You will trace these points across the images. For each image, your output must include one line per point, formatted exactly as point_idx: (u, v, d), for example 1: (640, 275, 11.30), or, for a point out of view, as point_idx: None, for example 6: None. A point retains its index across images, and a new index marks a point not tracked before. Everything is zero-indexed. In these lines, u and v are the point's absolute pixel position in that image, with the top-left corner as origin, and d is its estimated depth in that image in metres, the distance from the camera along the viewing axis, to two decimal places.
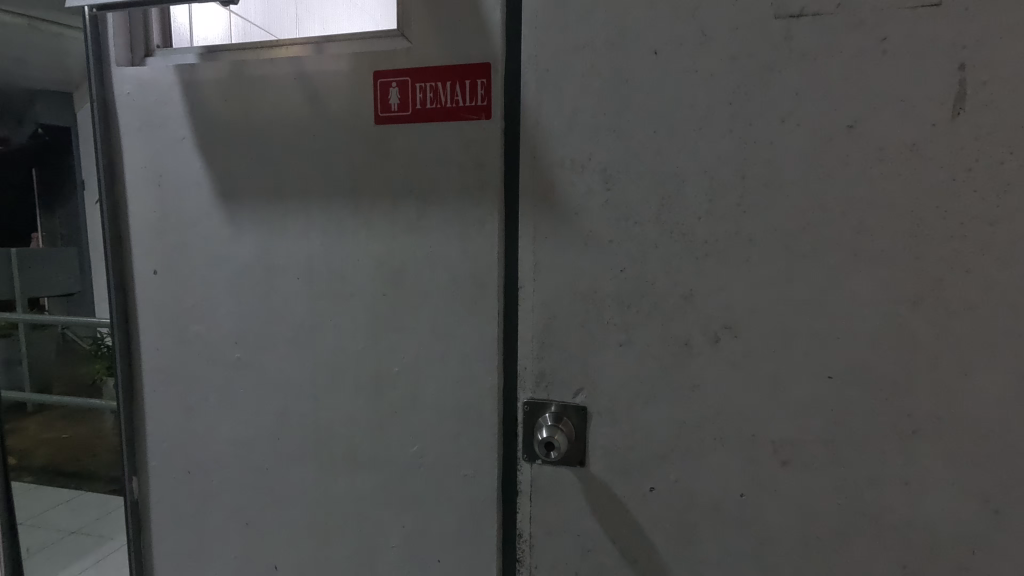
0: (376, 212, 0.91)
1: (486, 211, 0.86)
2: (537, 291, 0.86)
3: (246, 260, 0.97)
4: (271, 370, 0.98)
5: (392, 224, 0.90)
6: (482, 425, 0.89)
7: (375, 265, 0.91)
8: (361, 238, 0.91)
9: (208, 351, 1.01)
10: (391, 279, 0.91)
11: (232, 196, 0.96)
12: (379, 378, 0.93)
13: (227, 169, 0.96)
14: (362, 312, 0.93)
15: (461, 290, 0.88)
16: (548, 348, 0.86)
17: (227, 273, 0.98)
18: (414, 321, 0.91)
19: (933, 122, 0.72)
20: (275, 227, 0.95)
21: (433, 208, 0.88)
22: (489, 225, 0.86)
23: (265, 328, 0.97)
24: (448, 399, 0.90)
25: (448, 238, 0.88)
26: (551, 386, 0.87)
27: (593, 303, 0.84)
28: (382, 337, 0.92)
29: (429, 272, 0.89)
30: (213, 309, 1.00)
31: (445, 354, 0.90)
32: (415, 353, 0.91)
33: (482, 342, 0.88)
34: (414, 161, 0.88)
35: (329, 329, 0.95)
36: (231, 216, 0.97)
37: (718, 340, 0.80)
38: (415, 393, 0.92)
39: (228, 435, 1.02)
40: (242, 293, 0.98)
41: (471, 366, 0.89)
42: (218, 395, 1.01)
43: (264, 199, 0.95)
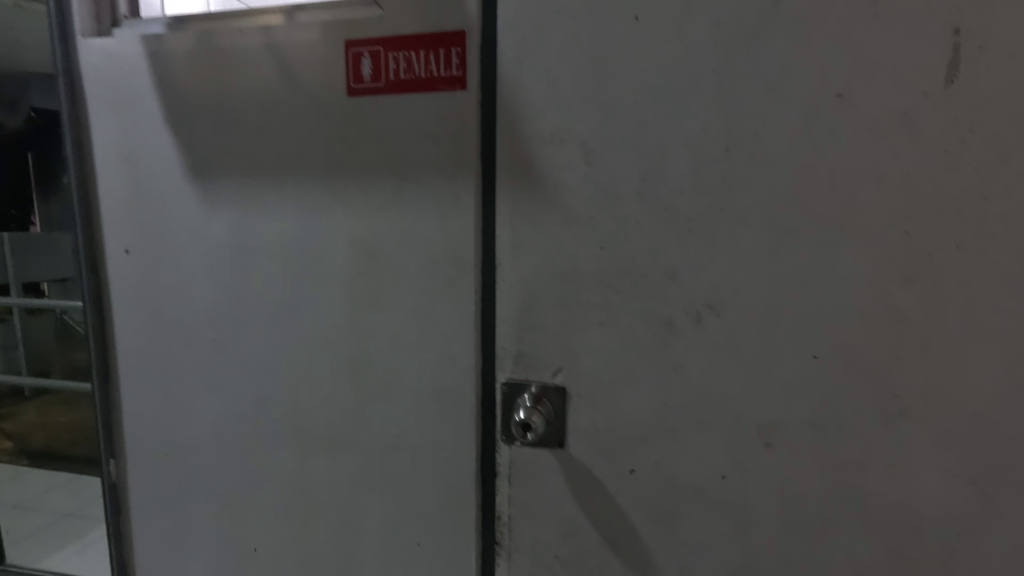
0: (350, 188, 0.88)
1: (463, 187, 0.83)
2: (516, 269, 0.83)
3: (219, 240, 0.94)
4: (247, 352, 0.96)
5: (367, 201, 0.87)
6: (460, 407, 0.87)
7: (350, 243, 0.89)
8: (336, 215, 0.89)
9: (183, 332, 0.99)
10: (367, 258, 0.88)
11: (204, 172, 0.93)
12: (356, 360, 0.91)
13: (198, 145, 0.93)
14: (337, 292, 0.90)
15: (438, 269, 0.85)
16: (528, 327, 0.84)
17: (200, 252, 0.95)
18: (391, 301, 0.88)
19: (925, 90, 0.68)
20: (248, 205, 0.92)
21: (409, 184, 0.85)
22: (466, 201, 0.83)
23: (240, 309, 0.95)
24: (426, 381, 0.88)
25: (425, 215, 0.85)
26: (531, 367, 0.84)
27: (573, 281, 0.81)
28: (359, 317, 0.90)
29: (406, 250, 0.86)
30: (187, 289, 0.97)
31: (422, 335, 0.88)
32: (392, 334, 0.89)
33: (460, 321, 0.86)
34: (389, 135, 0.85)
35: (304, 310, 0.92)
36: (202, 194, 0.94)
37: (700, 319, 0.78)
38: (392, 375, 0.90)
39: (205, 417, 1.00)
40: (216, 272, 0.95)
41: (450, 346, 0.87)
42: (194, 377, 1.00)
43: (236, 176, 0.92)
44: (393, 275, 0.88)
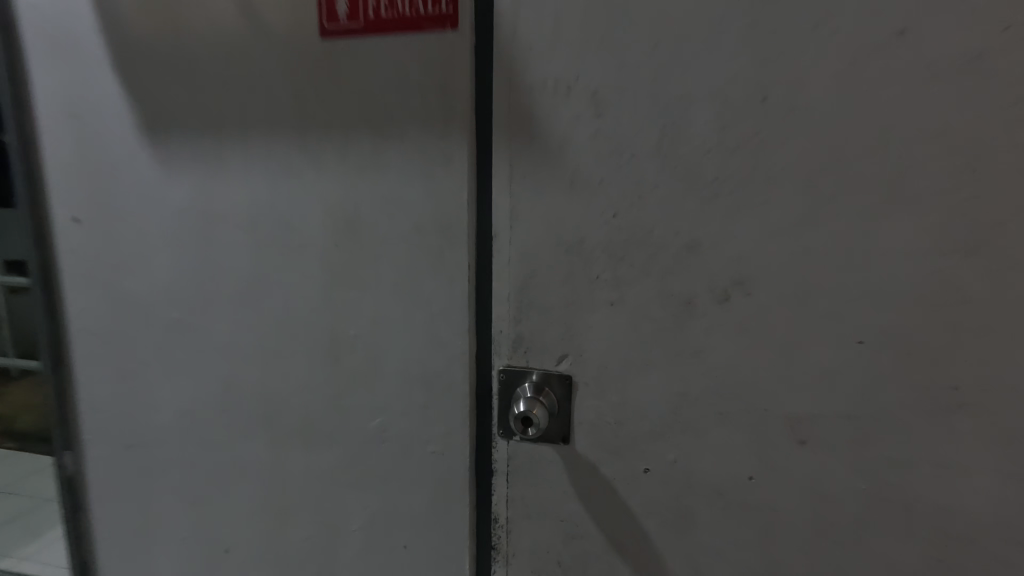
0: (325, 148, 0.77)
1: (454, 145, 0.72)
2: (514, 241, 0.72)
3: (179, 207, 0.83)
4: (213, 333, 0.86)
5: (344, 162, 0.76)
6: (451, 397, 0.78)
7: (326, 211, 0.78)
8: (309, 178, 0.78)
9: (141, 310, 0.88)
10: (345, 228, 0.77)
11: (158, 129, 0.82)
12: (335, 343, 0.81)
13: (153, 99, 0.81)
14: (312, 266, 0.80)
15: (425, 240, 0.75)
16: (528, 307, 0.73)
17: (156, 220, 0.85)
18: (372, 276, 0.78)
19: (1004, 25, 0.57)
20: (209, 167, 0.81)
21: (392, 143, 0.74)
22: (457, 162, 0.72)
23: (203, 286, 0.85)
24: (413, 367, 0.78)
25: (410, 178, 0.74)
26: (531, 352, 0.74)
27: (580, 255, 0.71)
28: (337, 295, 0.80)
29: (388, 219, 0.76)
30: (143, 262, 0.87)
31: (408, 315, 0.77)
32: (374, 315, 0.79)
33: (450, 300, 0.75)
34: (368, 85, 0.73)
35: (276, 286, 0.82)
36: (157, 153, 0.83)
37: (726, 299, 0.68)
38: (375, 360, 0.80)
39: (168, 405, 0.90)
40: (176, 243, 0.85)
41: (440, 329, 0.76)
42: (155, 361, 0.90)
43: (196, 135, 0.81)
44: (374, 248, 0.77)
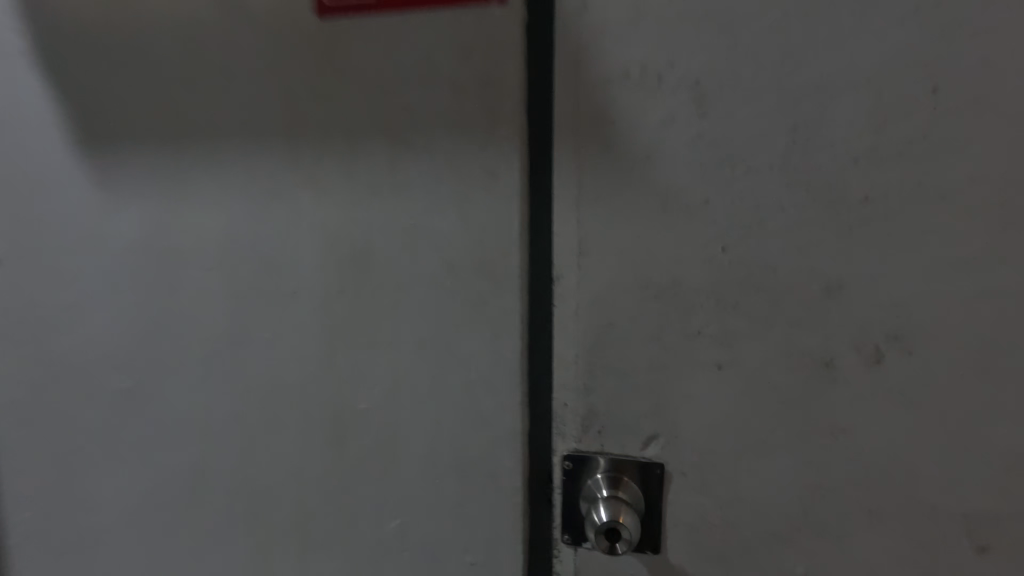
0: (324, 164, 0.58)
1: (499, 158, 0.54)
2: (583, 284, 0.54)
3: (125, 242, 0.63)
4: (172, 407, 0.65)
5: (351, 182, 0.57)
6: (497, 490, 0.58)
7: (325, 247, 0.59)
8: (303, 203, 0.58)
9: (74, 377, 0.67)
10: (351, 268, 0.58)
11: (99, 140, 0.62)
12: (338, 421, 0.61)
13: (93, 103, 0.62)
14: (308, 319, 0.60)
15: (460, 283, 0.56)
16: (603, 372, 0.55)
17: (94, 259, 0.64)
18: (389, 332, 0.58)
19: None
20: (166, 189, 0.61)
21: (415, 155, 0.55)
22: (505, 180, 0.54)
23: (156, 344, 0.64)
24: (444, 451, 0.59)
25: (439, 201, 0.55)
26: (606, 432, 0.56)
27: (674, 303, 0.53)
28: (339, 356, 0.60)
29: (409, 255, 0.57)
30: (79, 315, 0.66)
31: (437, 382, 0.58)
32: (392, 382, 0.59)
33: (495, 363, 0.56)
34: (383, 79, 0.55)
35: (257, 344, 0.62)
36: (96, 172, 0.63)
37: (881, 360, 0.50)
38: (393, 441, 0.60)
39: (112, 500, 0.69)
40: (120, 290, 0.64)
41: (480, 400, 0.57)
42: (93, 443, 0.68)
43: (151, 150, 0.61)
44: (390, 294, 0.58)
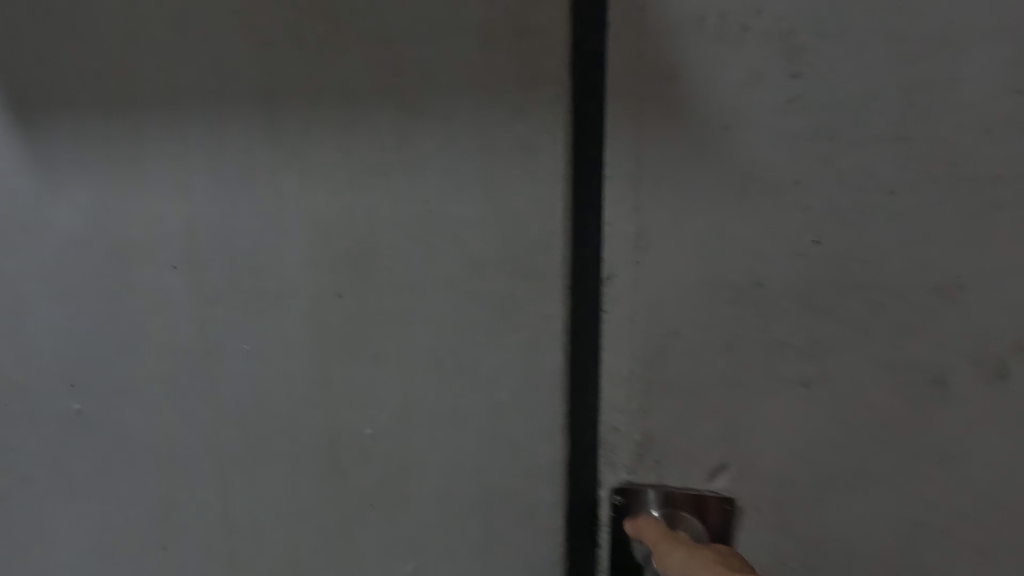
0: (316, 135, 0.46)
1: (538, 131, 0.43)
2: (641, 285, 0.44)
3: (67, 235, 0.51)
4: (134, 435, 0.53)
5: (349, 161, 0.46)
6: (532, 531, 0.49)
7: (317, 241, 0.47)
8: (289, 186, 0.47)
9: (10, 401, 0.55)
10: (350, 267, 0.47)
11: (27, 109, 0.50)
12: (338, 450, 0.50)
13: (19, 60, 0.49)
14: (297, 329, 0.49)
15: (488, 285, 0.46)
16: (663, 391, 0.45)
17: (30, 257, 0.52)
18: (399, 344, 0.48)
19: None
20: (114, 169, 0.49)
21: (430, 126, 0.44)
22: (545, 157, 0.43)
23: (113, 359, 0.53)
24: (468, 486, 0.49)
25: (461, 183, 0.45)
26: (665, 461, 0.46)
27: (754, 308, 0.43)
28: (337, 374, 0.49)
29: (424, 251, 0.46)
30: (13, 325, 0.54)
31: (459, 404, 0.48)
32: (403, 405, 0.49)
33: (531, 381, 0.46)
34: (390, 29, 0.43)
35: (235, 359, 0.50)
36: (27, 149, 0.50)
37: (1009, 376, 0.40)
38: (405, 476, 0.50)
39: (64, 547, 0.57)
40: (65, 295, 0.52)
41: (512, 425, 0.47)
42: (37, 480, 0.56)
43: (93, 119, 0.49)
44: (400, 298, 0.47)
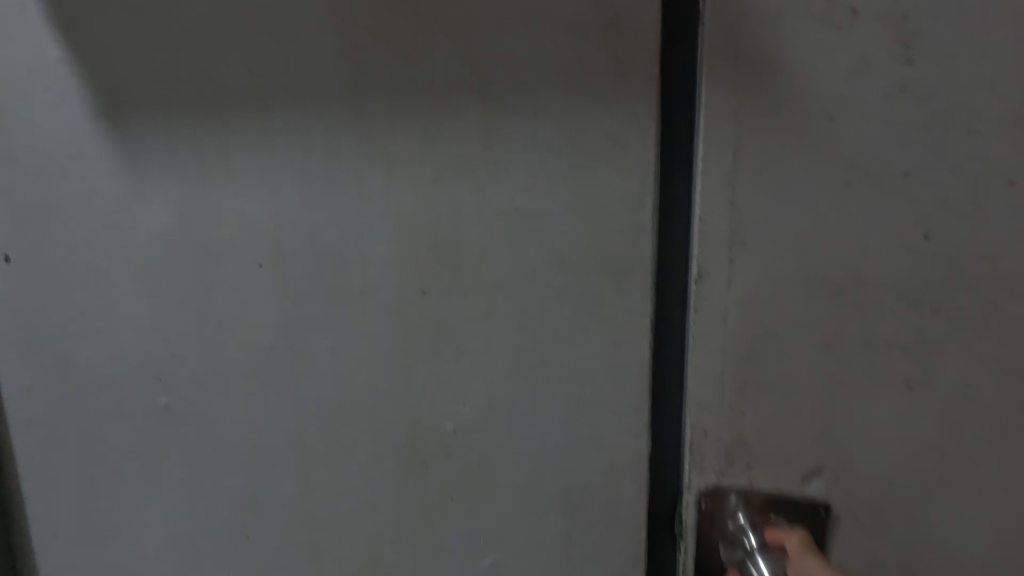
0: (403, 132, 0.46)
1: (631, 123, 0.42)
2: (735, 281, 0.43)
3: (153, 233, 0.51)
4: (214, 434, 0.53)
5: (435, 158, 0.45)
6: (617, 531, 0.48)
7: (402, 239, 0.47)
8: (374, 184, 0.47)
9: (92, 403, 0.55)
10: (435, 263, 0.47)
11: (112, 108, 0.49)
12: (419, 448, 0.50)
13: (100, 59, 0.48)
14: (381, 325, 0.49)
15: (574, 281, 0.45)
16: (756, 392, 0.44)
17: (113, 258, 0.52)
18: (483, 342, 0.47)
19: None
20: (204, 167, 0.49)
21: (519, 121, 0.43)
22: (634, 149, 0.42)
23: (195, 357, 0.52)
24: (550, 485, 0.48)
25: (547, 179, 0.44)
26: (758, 462, 0.45)
27: (856, 305, 0.41)
28: (420, 372, 0.49)
29: (509, 248, 0.45)
30: (95, 326, 0.53)
31: (542, 404, 0.47)
32: (486, 403, 0.48)
33: (620, 380, 0.46)
34: (479, 24, 0.43)
35: (317, 358, 0.50)
36: (112, 149, 0.50)
37: None
38: (487, 474, 0.49)
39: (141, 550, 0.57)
40: (147, 294, 0.52)
41: (596, 424, 0.47)
42: (117, 481, 0.55)
43: (179, 120, 0.49)
44: (484, 295, 0.46)
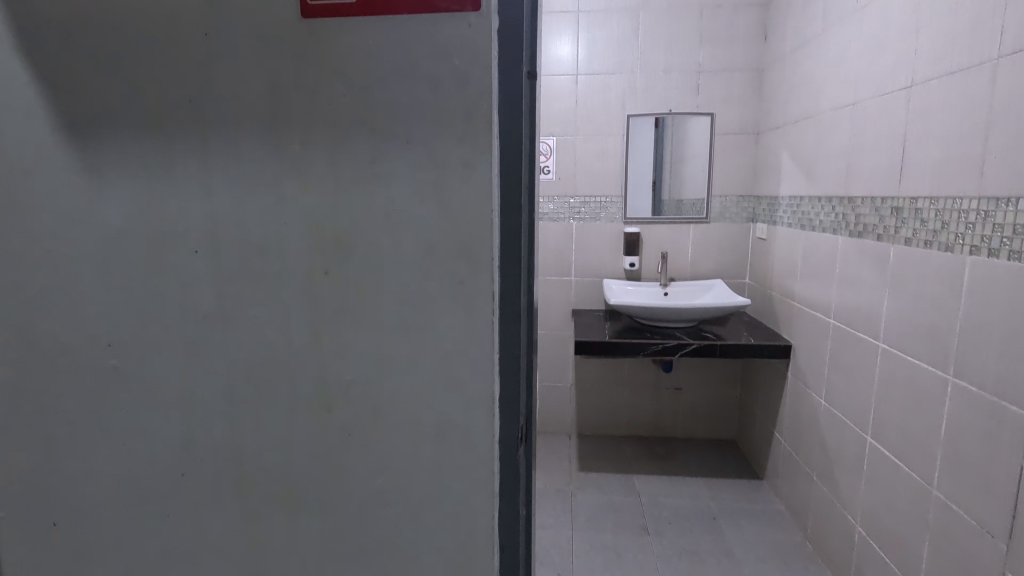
0: (311, 152, 0.61)
1: (473, 151, 0.59)
2: None
3: (114, 225, 0.65)
4: (163, 381, 0.68)
5: (336, 173, 0.61)
6: (471, 450, 0.65)
7: (312, 232, 0.63)
8: (290, 190, 0.62)
9: (67, 356, 0.69)
10: (336, 250, 0.63)
11: (88, 127, 0.64)
12: (324, 393, 0.66)
13: (74, 90, 0.63)
14: (294, 297, 0.64)
15: (440, 265, 0.61)
16: None
17: (86, 241, 0.66)
18: (373, 310, 0.63)
19: None
20: (155, 175, 0.64)
21: (397, 148, 0.60)
22: (481, 172, 0.59)
23: (146, 322, 0.67)
24: (426, 418, 0.65)
25: (416, 189, 0.60)
26: None
27: None
28: (325, 333, 0.65)
29: (391, 240, 0.62)
30: (69, 295, 0.68)
31: (416, 355, 0.64)
32: (376, 356, 0.64)
33: (471, 337, 0.62)
34: (365, 77, 0.59)
35: (245, 322, 0.65)
36: (85, 159, 0.65)
37: None
38: (376, 409, 0.66)
39: (107, 474, 0.71)
40: (110, 272, 0.66)
41: (459, 370, 0.63)
42: (87, 419, 0.70)
43: (134, 135, 0.63)
44: (374, 275, 0.63)
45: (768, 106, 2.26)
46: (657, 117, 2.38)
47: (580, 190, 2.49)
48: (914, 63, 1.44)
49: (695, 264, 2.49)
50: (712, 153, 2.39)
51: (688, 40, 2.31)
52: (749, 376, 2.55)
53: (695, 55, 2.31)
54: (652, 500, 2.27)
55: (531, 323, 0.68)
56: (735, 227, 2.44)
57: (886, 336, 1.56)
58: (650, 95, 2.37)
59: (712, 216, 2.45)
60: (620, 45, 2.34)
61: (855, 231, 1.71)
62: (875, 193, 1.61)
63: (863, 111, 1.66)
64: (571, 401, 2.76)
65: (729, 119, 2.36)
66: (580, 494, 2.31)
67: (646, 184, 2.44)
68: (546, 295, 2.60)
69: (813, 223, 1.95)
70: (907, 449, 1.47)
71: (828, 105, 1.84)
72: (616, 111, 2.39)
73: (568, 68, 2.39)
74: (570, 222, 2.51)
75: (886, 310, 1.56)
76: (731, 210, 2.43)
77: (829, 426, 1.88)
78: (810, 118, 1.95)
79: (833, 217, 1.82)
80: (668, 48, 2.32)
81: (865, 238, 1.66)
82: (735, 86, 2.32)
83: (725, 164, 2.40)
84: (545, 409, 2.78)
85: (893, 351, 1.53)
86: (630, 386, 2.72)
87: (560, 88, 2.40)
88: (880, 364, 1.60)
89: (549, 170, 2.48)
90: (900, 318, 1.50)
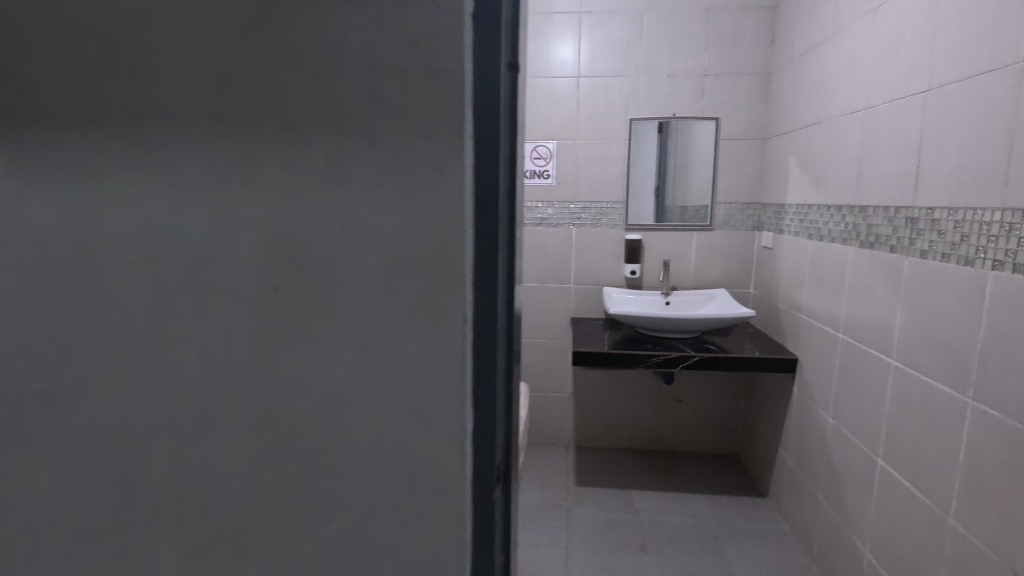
0: (259, 152, 0.54)
1: (442, 153, 0.51)
2: None
3: (43, 232, 0.58)
4: (98, 407, 0.61)
5: (288, 176, 0.54)
6: (439, 491, 0.57)
7: (261, 244, 0.55)
8: (236, 196, 0.55)
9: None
10: (289, 265, 0.55)
11: (15, 122, 0.57)
12: (276, 424, 0.59)
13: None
14: (242, 316, 0.57)
15: (404, 283, 0.54)
16: None
17: (13, 249, 0.59)
18: (330, 333, 0.56)
19: None
20: (88, 177, 0.57)
21: (356, 149, 0.52)
22: (452, 176, 0.51)
23: (79, 341, 0.60)
24: (390, 454, 0.57)
25: (377, 196, 0.53)
26: None
27: None
28: (276, 356, 0.57)
29: (350, 253, 0.54)
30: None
31: (378, 383, 0.56)
32: (334, 384, 0.57)
33: (439, 364, 0.55)
34: (320, 67, 0.52)
35: (187, 344, 0.58)
36: (12, 158, 0.58)
37: None
38: (333, 443, 0.58)
39: (39, 507, 0.64)
40: (40, 285, 0.59)
41: (427, 402, 0.56)
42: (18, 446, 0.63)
43: (65, 132, 0.56)
44: (331, 293, 0.55)
45: (775, 111, 2.18)
46: (660, 122, 2.30)
47: (580, 195, 2.41)
48: (931, 66, 1.36)
49: (698, 273, 2.41)
50: (717, 159, 2.32)
51: (693, 42, 2.24)
52: (753, 390, 2.46)
53: (701, 58, 2.24)
54: (651, 517, 2.18)
55: (511, 347, 0.60)
56: (740, 235, 2.36)
57: (899, 352, 1.48)
58: (652, 99, 2.29)
59: (716, 223, 2.37)
60: (624, 47, 2.27)
61: (866, 241, 1.63)
62: (888, 202, 1.53)
63: (875, 117, 1.58)
64: (569, 413, 2.67)
65: (735, 125, 2.28)
66: (577, 510, 2.23)
67: (648, 190, 2.36)
68: (545, 303, 2.53)
69: (821, 232, 1.86)
70: (923, 474, 1.38)
71: (838, 111, 1.76)
72: (617, 115, 2.32)
73: (569, 69, 2.32)
74: (569, 228, 2.44)
75: (899, 325, 1.48)
76: (736, 218, 2.35)
77: (837, 445, 1.79)
78: (820, 124, 1.87)
79: (843, 227, 1.74)
80: (673, 51, 2.25)
81: (877, 250, 1.58)
82: (741, 91, 2.25)
83: (730, 170, 2.32)
84: (542, 420, 2.70)
85: (906, 369, 1.45)
86: (629, 398, 2.63)
87: (561, 90, 2.33)
88: (892, 382, 1.51)
89: (548, 174, 2.41)
90: (915, 334, 1.42)
